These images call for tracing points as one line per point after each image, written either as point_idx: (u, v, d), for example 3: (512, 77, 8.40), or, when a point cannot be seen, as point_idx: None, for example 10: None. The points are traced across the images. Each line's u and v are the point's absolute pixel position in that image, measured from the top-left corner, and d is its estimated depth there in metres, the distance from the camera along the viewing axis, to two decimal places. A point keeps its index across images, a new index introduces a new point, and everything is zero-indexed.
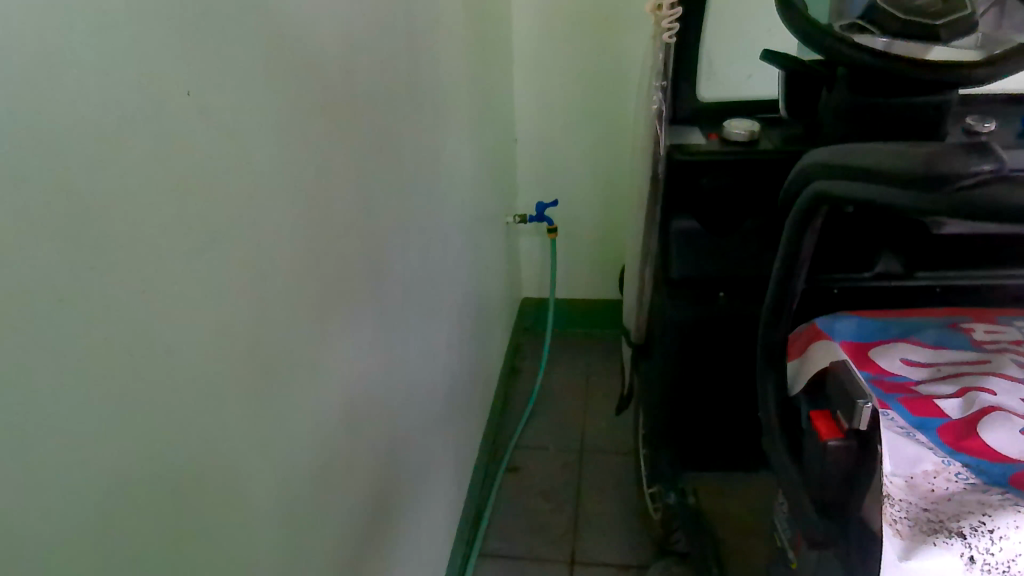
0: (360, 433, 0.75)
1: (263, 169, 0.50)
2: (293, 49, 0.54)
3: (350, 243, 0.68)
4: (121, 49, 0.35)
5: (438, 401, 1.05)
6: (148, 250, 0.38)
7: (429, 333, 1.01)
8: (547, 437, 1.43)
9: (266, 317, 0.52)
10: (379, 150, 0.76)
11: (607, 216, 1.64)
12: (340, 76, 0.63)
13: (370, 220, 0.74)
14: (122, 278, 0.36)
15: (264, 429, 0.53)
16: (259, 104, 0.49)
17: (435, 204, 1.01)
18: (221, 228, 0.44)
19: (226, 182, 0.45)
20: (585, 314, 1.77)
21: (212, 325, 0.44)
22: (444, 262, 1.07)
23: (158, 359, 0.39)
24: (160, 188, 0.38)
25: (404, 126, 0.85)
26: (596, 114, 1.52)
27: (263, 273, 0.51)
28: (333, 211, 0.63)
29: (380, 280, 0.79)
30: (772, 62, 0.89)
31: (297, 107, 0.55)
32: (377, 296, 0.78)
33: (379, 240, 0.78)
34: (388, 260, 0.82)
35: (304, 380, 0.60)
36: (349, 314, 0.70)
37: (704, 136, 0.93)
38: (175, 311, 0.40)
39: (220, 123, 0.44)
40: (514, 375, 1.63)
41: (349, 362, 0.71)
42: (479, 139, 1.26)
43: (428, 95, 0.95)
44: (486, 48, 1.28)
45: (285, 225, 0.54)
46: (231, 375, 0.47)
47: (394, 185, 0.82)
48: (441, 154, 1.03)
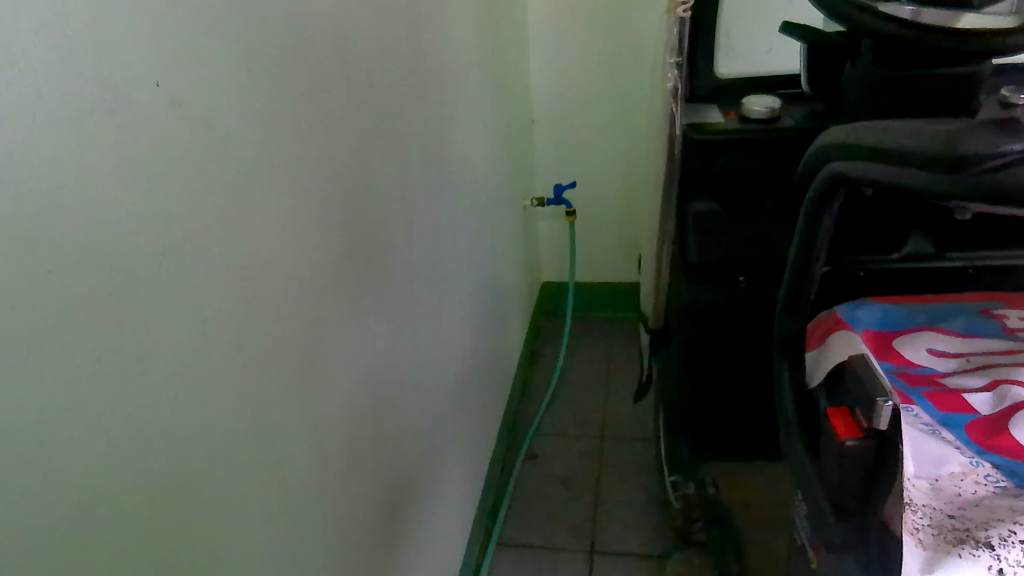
0: (370, 427, 0.73)
1: (250, 159, 0.47)
2: (280, 35, 0.51)
3: (355, 234, 0.67)
4: (70, 35, 0.32)
5: (452, 390, 1.03)
6: (114, 251, 0.35)
7: (442, 321, 0.99)
8: (566, 423, 1.41)
9: (265, 312, 0.50)
10: (381, 137, 0.74)
11: (626, 197, 1.61)
12: (336, 61, 0.61)
13: (374, 207, 0.72)
14: (91, 280, 0.34)
15: (267, 434, 0.51)
16: (242, 90, 0.46)
17: (445, 190, 0.99)
18: (204, 222, 0.42)
19: (208, 176, 0.42)
20: (606, 297, 1.74)
21: (200, 325, 0.42)
22: (457, 249, 1.06)
23: (134, 365, 0.37)
24: (128, 184, 0.36)
25: (409, 116, 0.83)
26: (613, 93, 1.48)
27: (258, 268, 0.49)
28: (333, 200, 0.61)
29: (387, 269, 0.77)
30: (792, 34, 0.84)
31: (287, 92, 0.52)
32: (386, 288, 0.76)
33: (386, 228, 0.76)
34: (395, 248, 0.79)
35: (310, 376, 0.58)
36: (356, 304, 0.68)
37: (723, 114, 0.89)
38: (152, 311, 0.38)
39: (197, 113, 0.41)
40: (534, 361, 1.61)
41: (359, 356, 0.69)
42: (492, 122, 1.24)
43: (436, 81, 0.93)
44: (498, 28, 1.25)
45: (281, 218, 0.52)
46: (226, 374, 0.45)
47: (399, 169, 0.79)
48: (450, 136, 1.01)
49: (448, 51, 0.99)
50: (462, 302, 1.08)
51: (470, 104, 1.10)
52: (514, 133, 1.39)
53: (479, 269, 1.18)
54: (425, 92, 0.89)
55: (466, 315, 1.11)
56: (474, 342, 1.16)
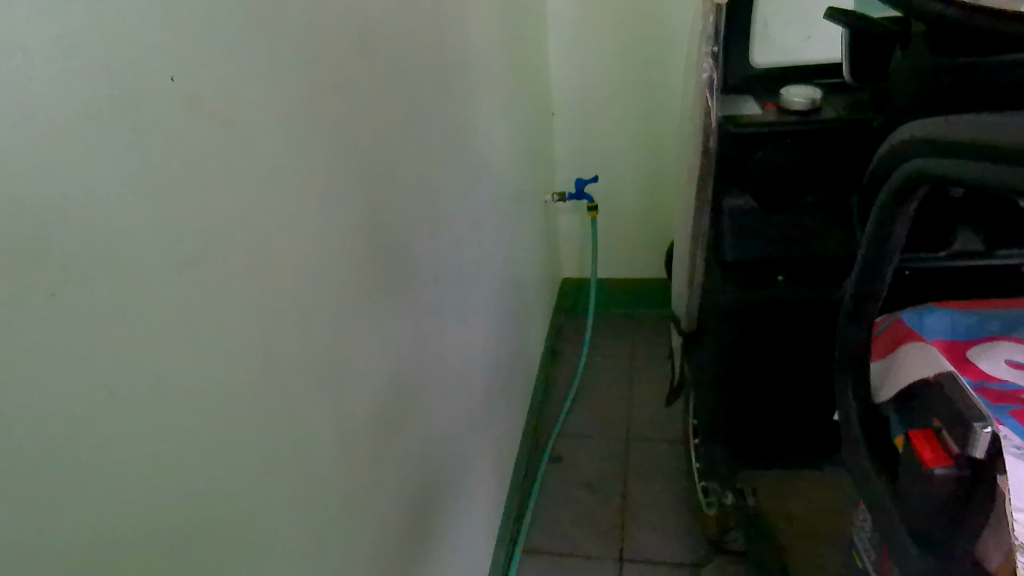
0: (397, 438, 0.70)
1: (270, 160, 0.44)
2: (300, 28, 0.48)
3: (379, 237, 0.63)
4: (70, 27, 0.29)
5: (477, 394, 1.00)
6: (126, 266, 0.31)
7: (467, 323, 0.95)
8: (590, 424, 1.38)
9: (290, 325, 0.47)
10: (404, 133, 0.70)
11: (649, 191, 1.56)
12: (358, 53, 0.58)
13: (398, 207, 0.69)
14: (103, 299, 0.30)
15: (294, 454, 0.48)
16: (260, 85, 0.43)
17: (467, 187, 0.95)
18: (221, 232, 0.39)
19: (225, 180, 0.39)
20: (627, 294, 1.71)
21: (219, 343, 0.38)
22: (481, 248, 1.02)
23: (152, 390, 0.33)
24: (141, 189, 0.32)
25: (431, 112, 0.79)
26: (635, 84, 1.44)
27: (282, 278, 0.46)
28: (356, 202, 0.58)
29: (412, 271, 0.74)
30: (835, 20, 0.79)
31: (308, 88, 0.49)
32: (410, 292, 0.73)
33: (409, 229, 0.73)
34: (419, 249, 0.76)
35: (337, 389, 0.55)
36: (381, 310, 0.65)
37: (759, 105, 0.86)
38: (168, 331, 0.34)
39: (210, 112, 0.37)
40: (555, 359, 1.58)
41: (385, 364, 0.66)
42: (513, 114, 1.20)
43: (457, 75, 0.90)
44: (518, 19, 1.21)
45: (305, 223, 0.49)
46: (250, 394, 0.42)
47: (421, 167, 0.76)
48: (472, 131, 0.97)
49: (469, 42, 0.95)
50: (485, 304, 1.05)
51: (491, 97, 1.07)
52: (534, 127, 1.36)
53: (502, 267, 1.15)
54: (446, 87, 0.85)
55: (489, 316, 1.08)
56: (498, 344, 1.12)
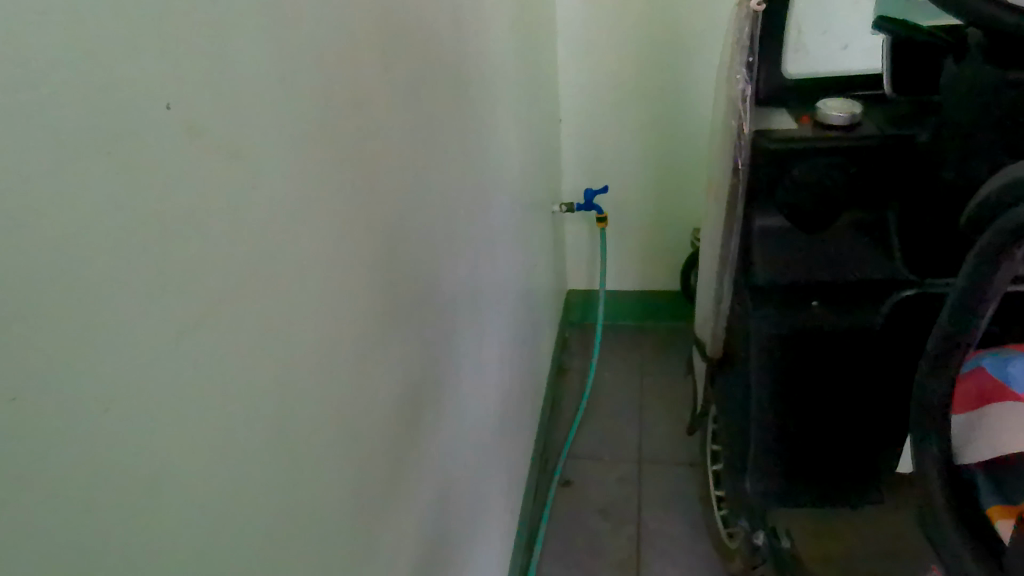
0: (411, 478, 0.66)
1: (286, 194, 0.38)
2: (315, 38, 0.42)
3: (393, 268, 0.58)
4: (45, 44, 0.23)
5: (480, 423, 0.97)
6: (124, 338, 0.26)
7: (470, 349, 0.92)
8: (600, 446, 1.34)
9: (311, 381, 0.42)
10: (417, 150, 0.65)
11: (660, 202, 1.52)
12: (373, 64, 0.53)
13: (411, 230, 0.64)
14: (89, 389, 0.25)
15: (316, 521, 0.44)
16: (273, 108, 0.37)
17: (474, 204, 0.91)
18: (229, 281, 0.33)
19: (229, 219, 0.33)
20: (636, 306, 1.66)
21: (229, 411, 0.33)
22: (484, 269, 0.98)
23: (146, 491, 0.28)
24: (133, 248, 0.26)
25: (442, 129, 0.74)
26: (648, 92, 1.39)
27: (301, 328, 0.41)
28: (372, 232, 0.53)
29: (425, 298, 0.69)
30: (886, 29, 0.75)
31: (324, 106, 0.43)
32: (422, 325, 0.68)
33: (422, 253, 0.68)
34: (431, 272, 0.71)
35: (358, 439, 0.51)
36: (396, 348, 0.60)
37: (794, 118, 0.82)
38: (167, 408, 0.29)
39: (210, 138, 0.31)
40: (562, 375, 1.53)
41: (401, 408, 0.61)
42: (518, 124, 1.15)
43: (466, 88, 0.85)
44: (526, 25, 1.16)
45: (325, 263, 0.44)
46: (266, 467, 0.37)
47: (433, 185, 0.71)
48: (478, 144, 0.92)
49: (478, 50, 0.90)
50: (487, 326, 1.01)
51: (497, 106, 1.02)
52: (540, 137, 1.31)
53: (503, 287, 1.11)
54: (456, 101, 0.80)
55: (490, 340, 1.04)
56: (498, 367, 1.08)
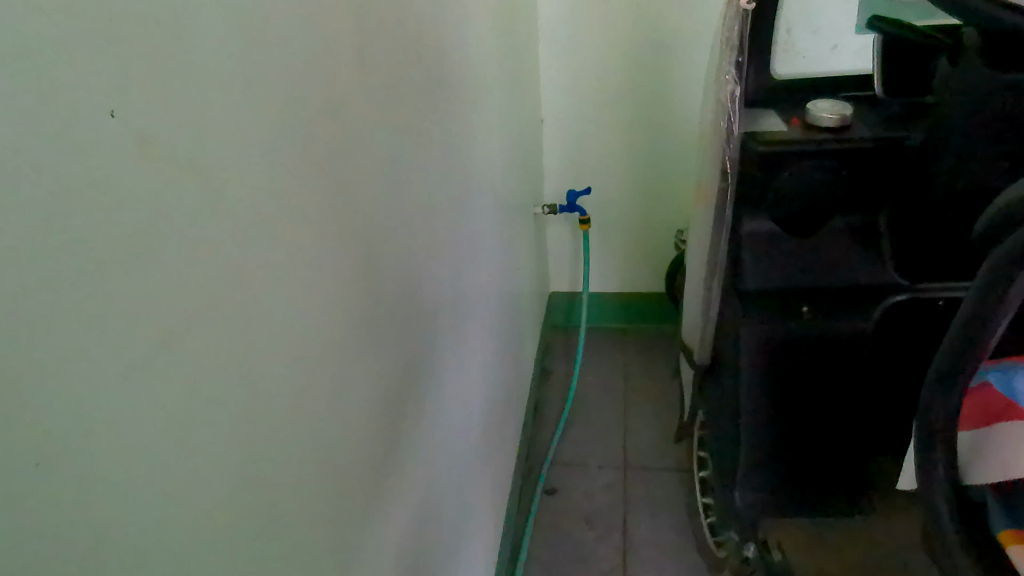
0: (394, 492, 0.64)
1: (263, 205, 0.36)
2: (290, 38, 0.40)
3: (374, 278, 0.56)
4: None
5: (464, 433, 0.95)
6: (67, 380, 0.23)
7: (453, 357, 0.89)
8: (584, 452, 1.32)
9: (291, 405, 0.39)
10: (397, 152, 0.62)
11: (644, 204, 1.50)
12: (351, 62, 0.50)
13: (392, 236, 0.61)
14: (17, 444, 0.21)
15: (296, 552, 0.41)
16: (247, 114, 0.34)
17: (455, 208, 0.88)
18: (198, 306, 0.30)
19: (192, 241, 0.29)
20: (620, 309, 1.64)
21: (207, 434, 0.31)
22: (465, 275, 0.95)
23: (95, 552, 0.24)
24: (73, 278, 0.23)
25: (422, 130, 0.71)
26: (632, 92, 1.37)
27: (280, 350, 0.38)
28: (351, 244, 0.50)
29: (406, 305, 0.67)
30: (879, 29, 0.74)
31: (299, 107, 0.40)
32: (403, 336, 0.66)
33: (403, 259, 0.65)
34: (413, 279, 0.69)
35: (341, 460, 0.48)
36: (377, 363, 0.57)
37: (784, 121, 0.80)
38: (131, 435, 0.26)
39: (165, 151, 0.27)
40: (545, 380, 1.51)
41: (382, 426, 0.59)
42: (499, 125, 1.12)
43: (446, 88, 0.82)
44: (506, 24, 1.13)
45: (304, 279, 0.41)
46: (245, 504, 0.35)
47: (413, 188, 0.68)
48: (459, 146, 0.90)
49: (458, 48, 0.87)
50: (470, 333, 0.99)
51: (478, 106, 0.99)
52: (521, 138, 1.28)
53: (485, 292, 1.08)
54: (436, 102, 0.77)
55: (473, 347, 1.01)
56: (481, 375, 1.06)
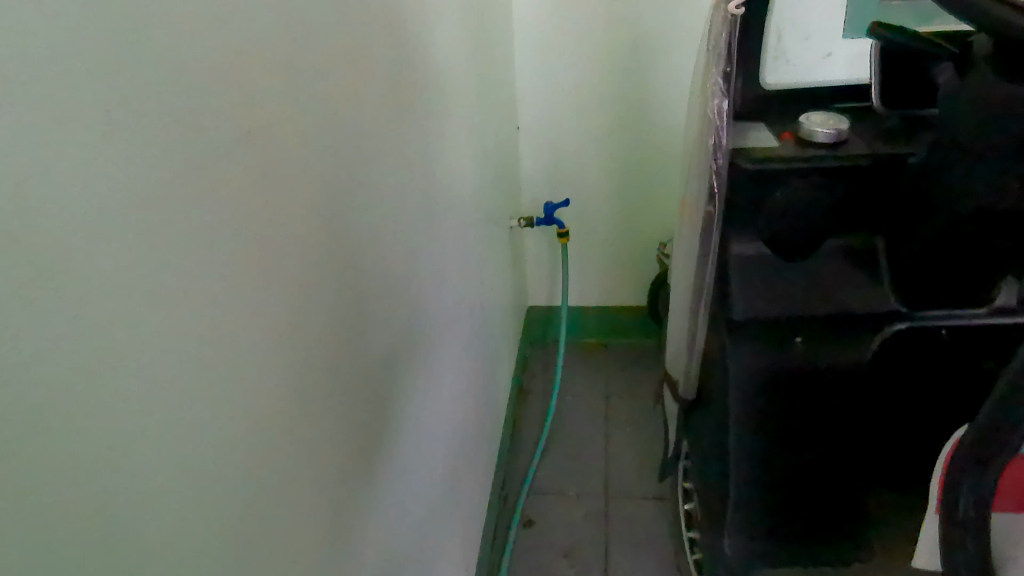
0: (364, 549, 0.57)
1: (160, 264, 0.28)
2: (212, 51, 0.32)
3: (338, 310, 0.49)
4: None
5: (437, 469, 0.88)
6: None
7: (426, 389, 0.82)
8: (565, 477, 1.26)
9: (213, 503, 0.33)
10: (365, 170, 0.55)
11: (627, 214, 1.44)
12: (303, 76, 0.43)
13: (362, 264, 0.54)
14: None
15: None
16: (132, 150, 0.27)
17: (426, 226, 0.81)
18: (45, 398, 0.23)
19: (86, 263, 0.24)
20: (601, 323, 1.58)
21: (128, 489, 0.26)
22: (437, 295, 0.88)
23: None
24: None
25: (387, 138, 0.64)
26: (612, 99, 1.31)
27: (197, 440, 0.31)
28: (304, 279, 0.43)
29: (377, 339, 0.60)
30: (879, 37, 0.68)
31: (220, 135, 0.33)
32: (373, 369, 0.59)
33: (373, 289, 0.58)
34: (383, 308, 0.62)
35: (295, 539, 0.42)
36: (343, 402, 0.50)
37: (775, 135, 0.75)
38: (18, 482, 0.22)
39: (15, 162, 0.22)
40: (523, 400, 1.45)
41: (349, 472, 0.52)
42: (472, 137, 1.05)
43: (414, 94, 0.75)
44: (479, 27, 1.06)
45: (235, 346, 0.34)
46: None
47: (382, 209, 0.61)
48: (430, 160, 0.82)
49: (426, 52, 0.80)
50: (442, 361, 0.92)
51: (449, 114, 0.92)
52: (496, 149, 1.21)
53: (458, 314, 1.02)
54: (404, 106, 0.70)
55: (446, 374, 0.95)
56: (455, 403, 0.99)
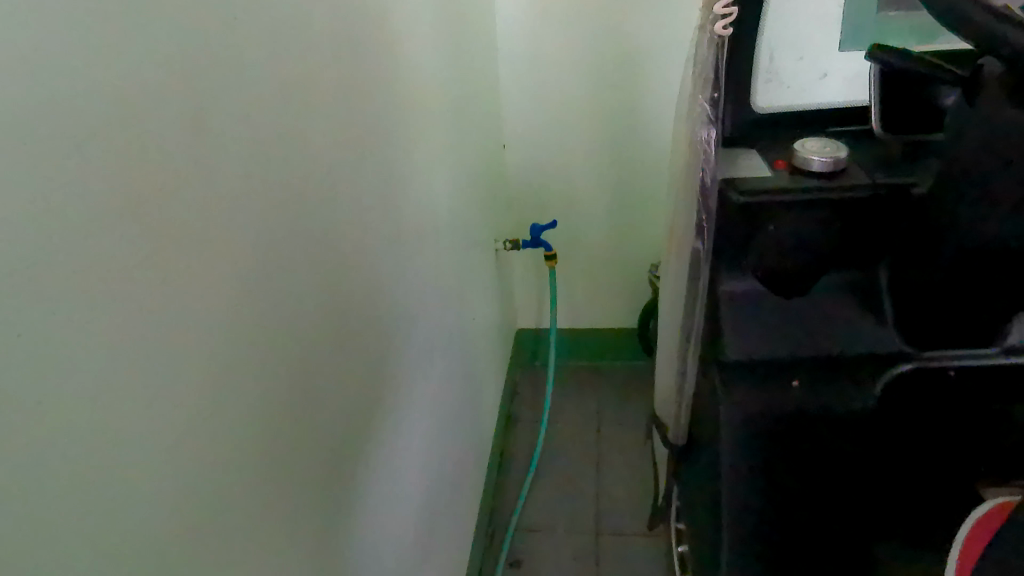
0: None
1: None
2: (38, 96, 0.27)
3: (252, 378, 0.44)
4: None
5: (409, 518, 0.82)
6: None
7: (396, 435, 0.77)
8: (553, 513, 1.20)
9: None
10: (295, 210, 0.50)
11: (617, 236, 1.38)
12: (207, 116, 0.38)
13: (286, 317, 0.49)
14: None
15: None
16: None
17: (397, 260, 0.76)
18: None
19: None
20: (591, 345, 1.52)
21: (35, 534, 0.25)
22: (412, 331, 0.83)
23: None
24: None
25: (339, 174, 0.58)
26: (601, 116, 1.26)
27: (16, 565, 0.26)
28: (195, 355, 0.37)
29: (314, 391, 0.54)
30: (881, 59, 0.63)
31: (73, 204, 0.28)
32: (306, 434, 0.53)
33: (309, 342, 0.53)
34: (324, 359, 0.56)
35: None
36: (257, 482, 0.45)
37: (768, 164, 0.70)
38: None
39: None
40: (510, 428, 1.39)
41: (269, 559, 0.46)
42: (452, 158, 1.00)
43: (381, 121, 0.69)
44: (460, 44, 1.00)
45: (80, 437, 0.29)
46: None
47: (325, 250, 0.56)
48: (403, 188, 0.77)
49: (397, 74, 0.74)
50: (419, 399, 0.86)
51: (427, 136, 0.86)
52: (480, 169, 1.16)
53: (438, 346, 0.96)
54: (364, 135, 0.65)
55: (424, 412, 0.89)
56: (433, 442, 0.93)
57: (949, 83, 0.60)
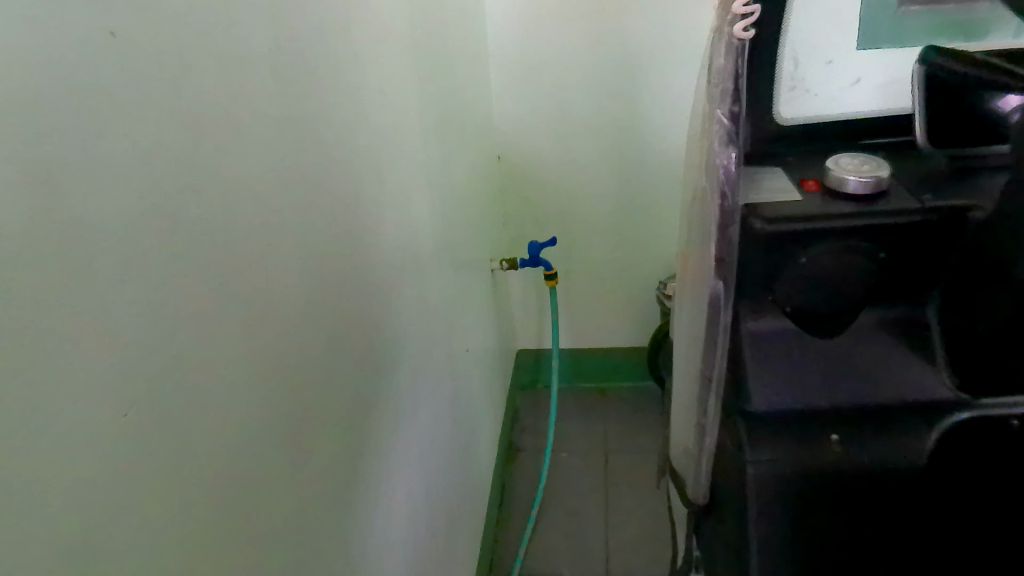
0: None
1: None
2: None
3: (211, 491, 0.35)
4: None
5: None
6: None
7: (388, 501, 0.68)
8: (559, 556, 1.11)
9: None
10: (268, 274, 0.41)
11: (624, 253, 1.30)
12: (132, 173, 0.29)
13: (261, 407, 0.40)
14: None
15: None
16: None
17: (382, 303, 0.66)
18: None
19: None
20: (596, 367, 1.43)
21: None
22: (402, 378, 0.73)
23: None
24: None
25: (317, 217, 0.49)
26: (605, 126, 1.17)
27: None
28: (134, 484, 0.29)
29: (298, 488, 0.45)
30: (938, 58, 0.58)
31: None
32: (288, 535, 0.44)
33: (289, 429, 0.44)
34: (308, 443, 0.47)
35: None
36: None
37: (796, 184, 0.62)
38: None
39: None
40: (511, 459, 1.30)
41: None
42: (443, 178, 0.90)
43: (364, 147, 0.60)
44: (448, 52, 0.91)
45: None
46: None
47: (306, 314, 0.46)
48: (388, 221, 0.68)
49: (380, 93, 0.65)
50: (412, 452, 0.77)
51: (414, 159, 0.77)
52: (473, 186, 1.07)
53: (432, 387, 0.87)
54: (345, 167, 0.55)
55: (417, 466, 0.80)
56: (428, 495, 0.84)
57: (988, 85, 0.54)
